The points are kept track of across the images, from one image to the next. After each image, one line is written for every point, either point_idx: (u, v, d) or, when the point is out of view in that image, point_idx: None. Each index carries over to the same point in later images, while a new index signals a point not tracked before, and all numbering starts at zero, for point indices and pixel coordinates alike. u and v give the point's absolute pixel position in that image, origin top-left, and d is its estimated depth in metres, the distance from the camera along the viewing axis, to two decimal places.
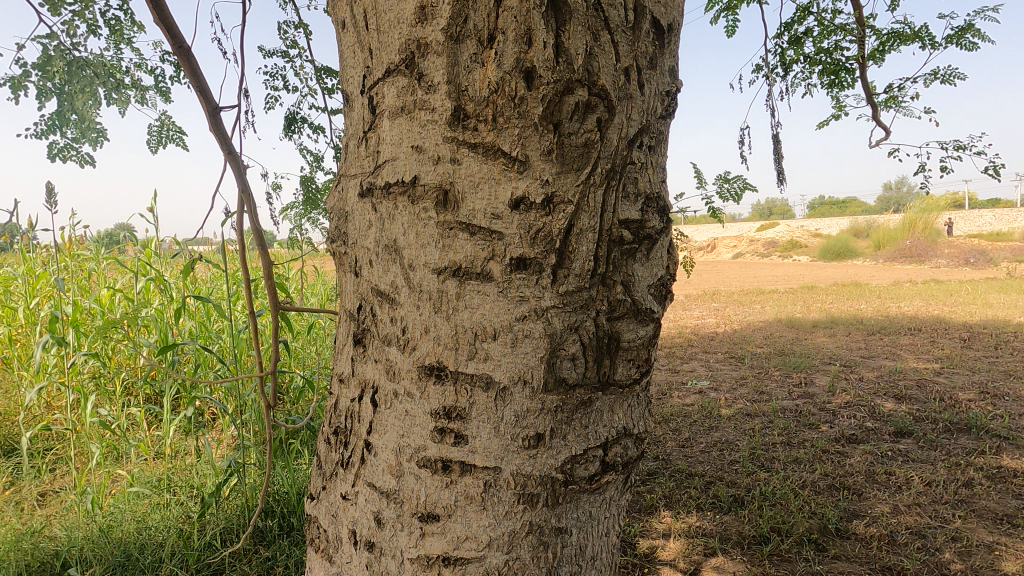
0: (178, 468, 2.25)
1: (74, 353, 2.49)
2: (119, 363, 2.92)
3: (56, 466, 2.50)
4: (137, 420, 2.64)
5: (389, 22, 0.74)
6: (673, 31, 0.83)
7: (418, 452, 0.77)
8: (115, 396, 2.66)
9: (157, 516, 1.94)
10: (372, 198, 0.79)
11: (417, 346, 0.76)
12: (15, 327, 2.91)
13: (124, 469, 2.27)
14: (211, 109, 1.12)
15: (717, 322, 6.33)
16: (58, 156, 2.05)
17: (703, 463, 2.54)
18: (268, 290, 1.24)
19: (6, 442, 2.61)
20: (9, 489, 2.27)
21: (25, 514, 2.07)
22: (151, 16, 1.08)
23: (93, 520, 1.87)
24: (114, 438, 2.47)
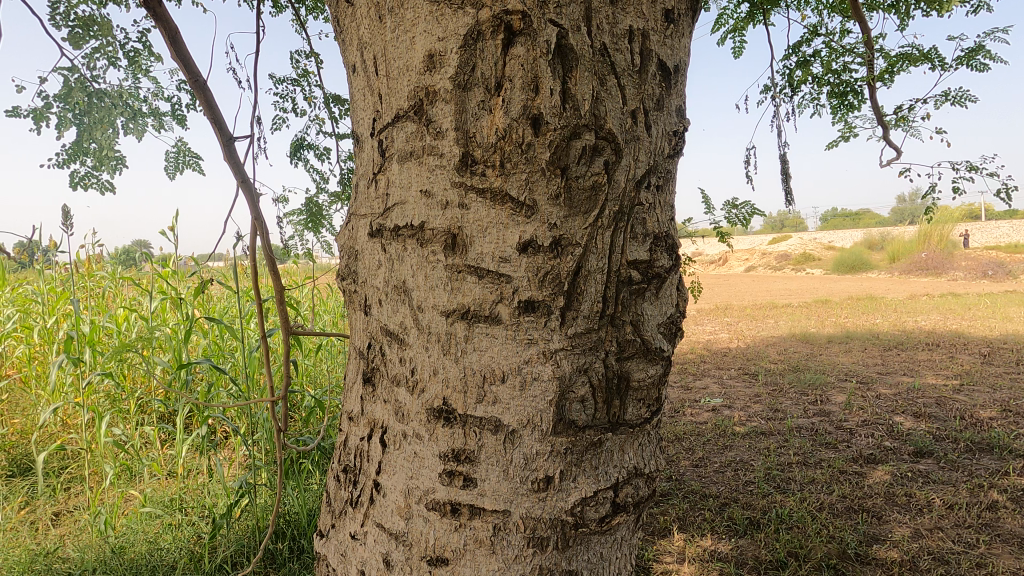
0: (190, 489, 2.26)
1: (91, 371, 2.54)
2: (135, 381, 2.95)
3: (70, 485, 2.52)
4: (150, 439, 2.66)
5: (398, 70, 0.75)
6: (680, 71, 0.83)
7: (428, 495, 0.76)
8: (130, 415, 2.67)
9: (170, 538, 1.94)
10: (381, 239, 0.80)
11: (426, 388, 0.76)
12: (34, 345, 2.96)
13: (138, 489, 2.29)
14: (226, 140, 1.15)
15: (729, 337, 6.26)
16: (80, 184, 2.11)
17: (717, 484, 2.50)
18: (279, 316, 1.24)
19: (22, 461, 2.64)
20: (24, 509, 2.29)
21: (39, 534, 2.08)
22: (168, 51, 1.11)
23: (104, 540, 1.88)
24: (128, 457, 2.49)
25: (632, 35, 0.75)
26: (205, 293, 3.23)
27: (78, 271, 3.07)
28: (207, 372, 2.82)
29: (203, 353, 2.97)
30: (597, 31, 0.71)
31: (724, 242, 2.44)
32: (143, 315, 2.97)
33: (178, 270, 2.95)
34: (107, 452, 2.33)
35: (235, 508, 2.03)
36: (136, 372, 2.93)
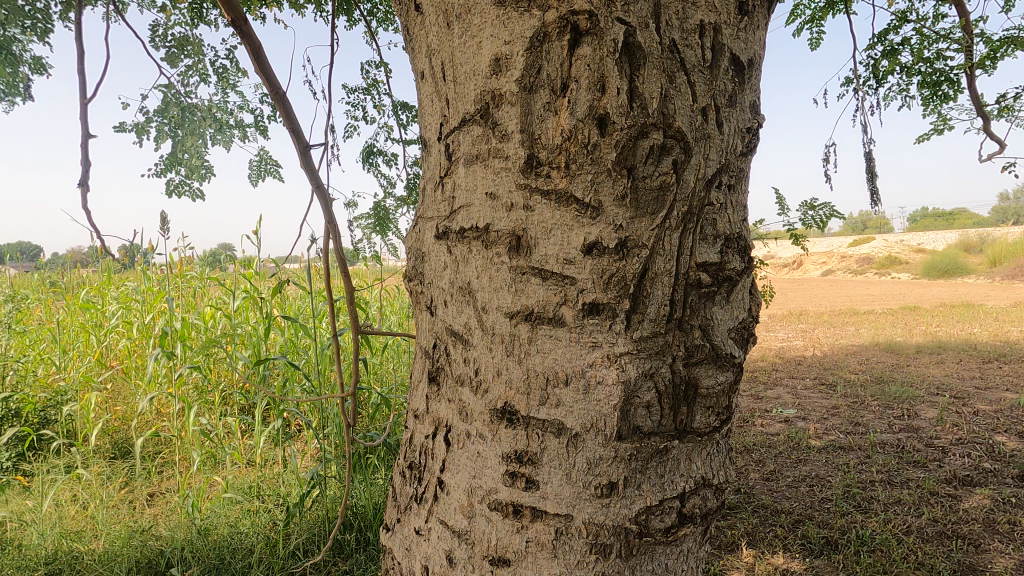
0: (267, 477, 2.40)
1: (183, 365, 2.75)
2: (219, 375, 3.17)
3: (163, 468, 2.74)
4: (232, 429, 2.84)
5: (465, 75, 0.76)
6: (754, 65, 0.80)
7: (490, 495, 0.77)
8: (214, 406, 2.87)
9: (248, 523, 2.07)
10: (447, 240, 0.81)
11: (490, 388, 0.76)
12: (134, 340, 3.24)
13: (221, 475, 2.45)
14: (303, 148, 1.21)
15: (804, 345, 5.93)
16: (174, 192, 2.29)
17: (790, 499, 2.37)
18: (349, 316, 1.30)
19: (123, 445, 2.90)
20: (125, 489, 2.52)
21: (137, 512, 2.28)
22: (252, 65, 1.19)
23: (192, 521, 2.03)
24: (213, 445, 2.67)
25: (703, 30, 0.72)
26: (282, 293, 3.43)
27: (172, 272, 3.33)
28: (283, 368, 2.99)
29: (279, 350, 3.16)
30: (666, 27, 0.69)
31: (799, 244, 2.31)
32: (228, 314, 3.19)
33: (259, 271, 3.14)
34: (194, 439, 2.52)
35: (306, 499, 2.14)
36: (221, 366, 3.14)
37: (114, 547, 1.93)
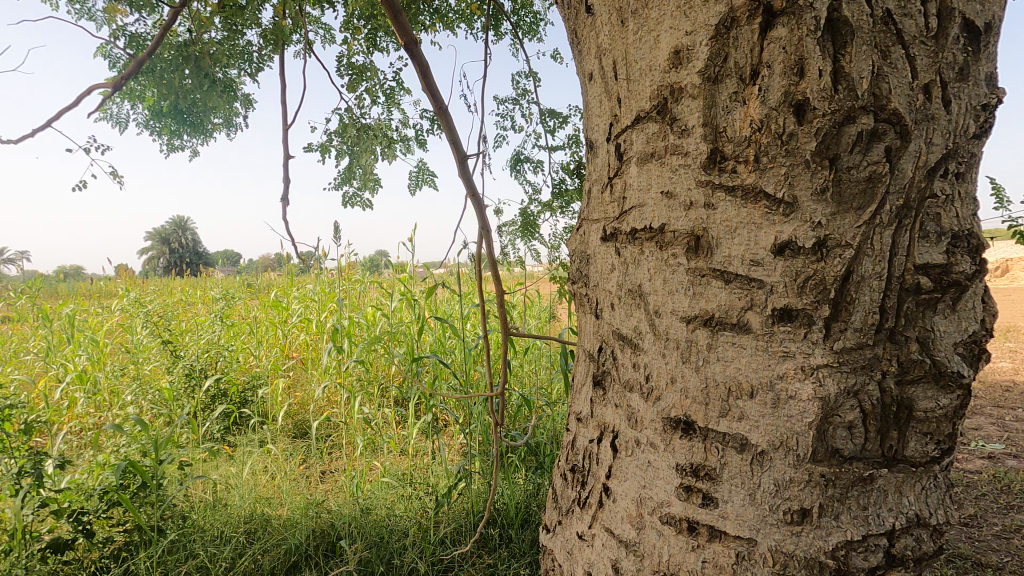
0: (418, 467, 2.58)
1: (350, 359, 3.09)
2: (378, 369, 3.49)
3: (332, 449, 3.07)
4: (388, 419, 3.11)
5: (639, 72, 0.74)
6: (993, 31, 0.67)
7: (662, 508, 0.74)
8: (374, 397, 3.17)
9: (403, 507, 2.23)
10: (616, 242, 0.80)
11: (662, 396, 0.73)
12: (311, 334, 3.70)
13: (380, 460, 2.69)
14: (461, 156, 1.28)
15: (1014, 368, 4.92)
16: (349, 202, 2.57)
17: (1000, 553, 1.97)
18: (498, 316, 1.36)
19: (301, 426, 3.32)
20: (303, 464, 2.87)
21: (312, 486, 2.58)
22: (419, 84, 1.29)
23: (357, 500, 2.25)
24: (373, 433, 2.94)
25: None
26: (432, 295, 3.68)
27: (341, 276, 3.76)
28: (433, 365, 3.20)
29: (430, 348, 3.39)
30: None
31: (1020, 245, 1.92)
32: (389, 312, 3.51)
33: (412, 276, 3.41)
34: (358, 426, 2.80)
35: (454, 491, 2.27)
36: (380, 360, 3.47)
37: (294, 515, 2.21)
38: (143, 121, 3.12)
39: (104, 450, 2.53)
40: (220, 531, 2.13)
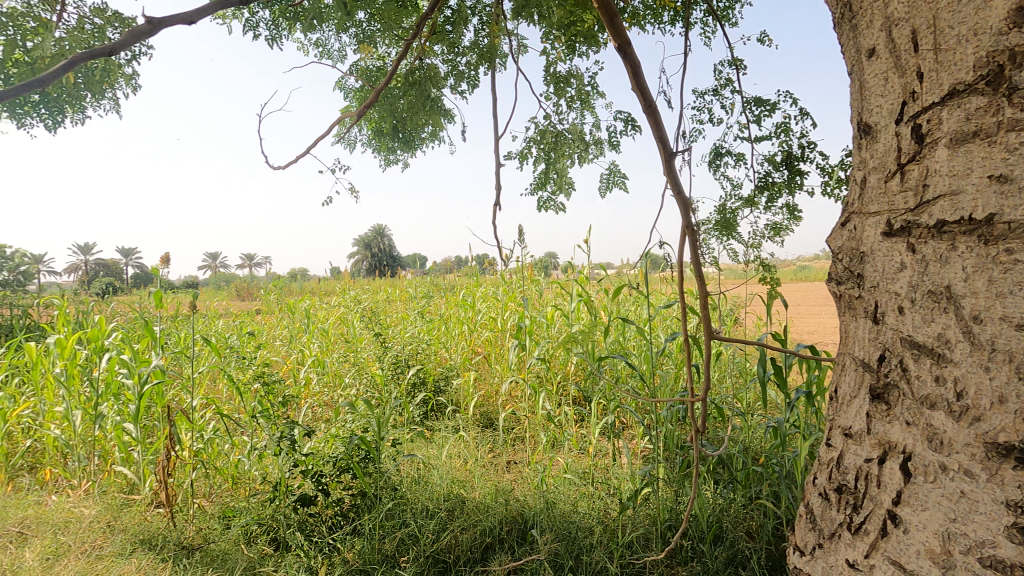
0: (597, 468, 3.15)
1: (531, 359, 3.43)
2: (558, 371, 4.04)
3: (517, 441, 3.75)
4: (566, 419, 3.58)
5: (952, 60, 0.86)
6: None
7: (978, 546, 0.79)
8: (553, 397, 3.69)
9: (584, 505, 2.80)
10: (913, 237, 0.90)
11: (984, 417, 0.79)
12: (502, 339, 4.38)
13: (561, 458, 3.28)
14: (669, 153, 1.29)
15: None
16: (545, 206, 2.72)
17: None
18: (704, 324, 1.28)
19: (487, 418, 3.99)
20: (494, 452, 3.53)
21: (501, 474, 3.22)
22: (632, 83, 1.36)
23: (540, 493, 2.83)
24: (556, 432, 3.51)
25: None
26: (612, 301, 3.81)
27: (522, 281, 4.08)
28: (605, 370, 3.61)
29: (609, 356, 3.74)
30: None
31: None
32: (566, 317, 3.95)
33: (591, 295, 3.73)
34: (543, 425, 3.39)
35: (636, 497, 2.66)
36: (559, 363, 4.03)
37: (486, 500, 2.80)
38: (373, 142, 3.73)
39: (335, 423, 3.05)
40: (427, 506, 2.72)
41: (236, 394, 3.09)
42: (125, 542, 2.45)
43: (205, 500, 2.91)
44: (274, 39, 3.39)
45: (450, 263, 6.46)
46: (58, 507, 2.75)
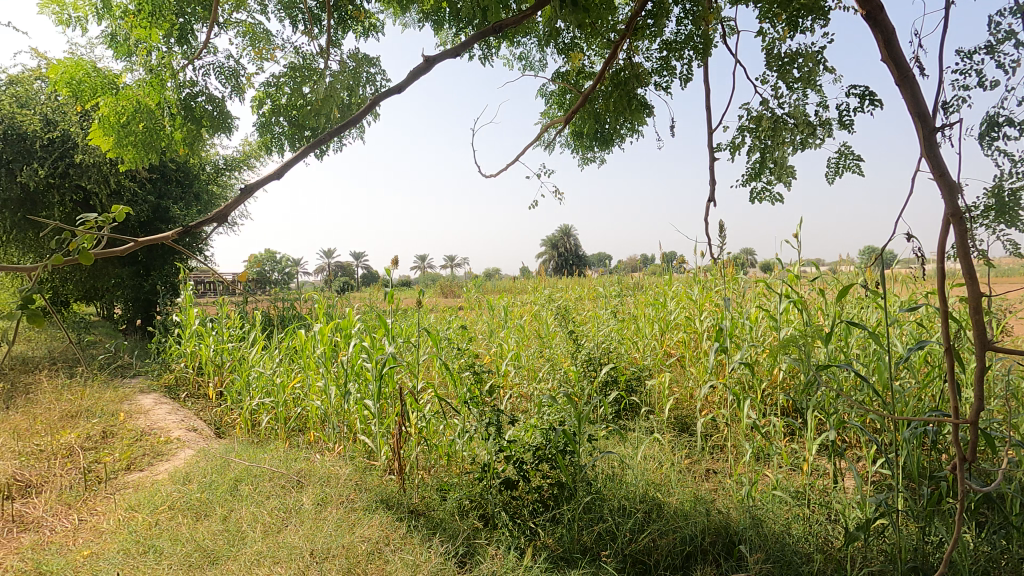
0: (815, 488, 2.85)
1: (733, 364, 3.14)
2: (764, 376, 3.69)
3: (716, 449, 3.58)
4: (776, 431, 3.26)
5: None
6: None
7: None
8: (760, 405, 3.38)
9: (800, 526, 2.58)
10: None
11: None
12: (697, 340, 4.13)
13: (771, 471, 3.02)
14: (928, 133, 1.13)
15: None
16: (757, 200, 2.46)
17: None
18: (972, 334, 1.09)
19: (682, 422, 3.88)
20: (691, 459, 3.42)
21: (699, 483, 3.10)
22: (882, 57, 1.22)
23: (746, 507, 2.67)
24: (763, 444, 3.18)
25: None
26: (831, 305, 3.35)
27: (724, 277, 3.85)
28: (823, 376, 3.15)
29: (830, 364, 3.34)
30: None
31: None
32: (773, 320, 3.50)
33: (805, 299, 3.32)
34: (748, 433, 3.12)
35: (869, 529, 2.30)
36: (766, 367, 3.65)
37: (686, 506, 2.73)
38: (575, 145, 3.89)
39: (534, 414, 3.16)
40: (623, 504, 2.74)
41: (451, 380, 3.46)
42: (370, 499, 2.90)
43: (427, 473, 3.29)
44: (485, 58, 3.71)
45: (637, 262, 6.38)
46: (320, 464, 3.35)
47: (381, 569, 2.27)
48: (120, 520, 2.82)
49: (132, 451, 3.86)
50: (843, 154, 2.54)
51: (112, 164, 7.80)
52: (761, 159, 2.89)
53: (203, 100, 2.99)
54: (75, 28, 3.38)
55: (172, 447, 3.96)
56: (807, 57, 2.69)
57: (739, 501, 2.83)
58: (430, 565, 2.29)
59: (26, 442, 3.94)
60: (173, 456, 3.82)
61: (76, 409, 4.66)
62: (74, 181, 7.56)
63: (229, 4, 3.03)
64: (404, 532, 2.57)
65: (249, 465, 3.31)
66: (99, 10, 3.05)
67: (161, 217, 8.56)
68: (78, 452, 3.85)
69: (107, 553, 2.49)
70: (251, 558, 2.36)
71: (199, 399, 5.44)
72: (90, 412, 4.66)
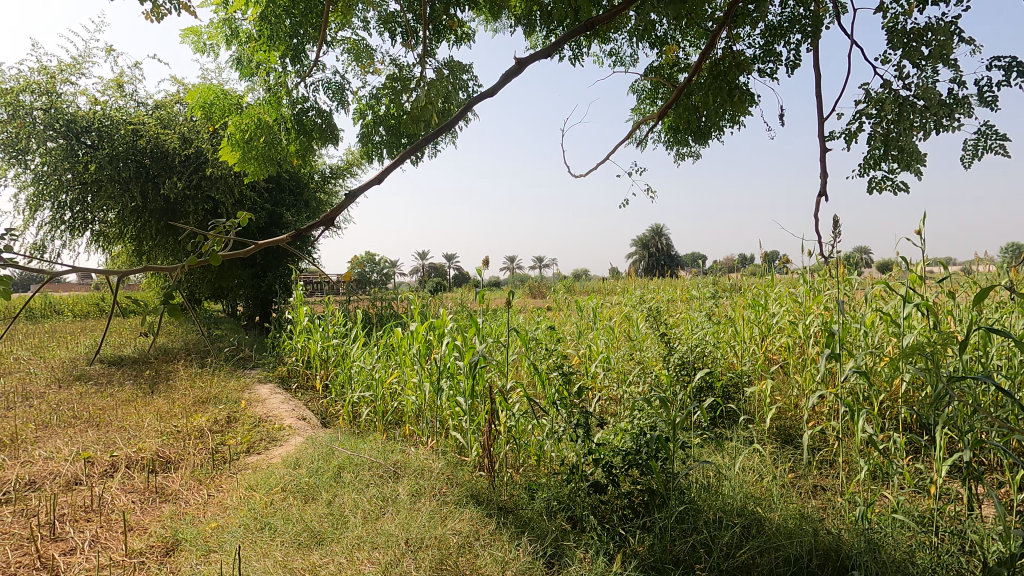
0: (945, 515, 2.55)
1: (846, 372, 2.86)
2: (882, 387, 3.37)
3: (824, 465, 3.31)
4: (896, 448, 2.96)
5: None
6: None
7: None
8: (877, 418, 3.09)
9: (925, 557, 2.31)
10: None
11: None
12: (803, 346, 3.85)
13: (889, 493, 2.74)
14: None
15: None
16: None
17: None
18: None
19: (785, 433, 3.62)
20: (796, 474, 3.19)
21: (805, 500, 2.87)
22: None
23: (860, 530, 2.44)
24: (881, 461, 2.90)
25: None
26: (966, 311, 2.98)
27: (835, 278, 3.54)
28: (956, 389, 2.80)
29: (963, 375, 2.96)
30: None
31: None
32: (894, 326, 3.15)
33: (935, 301, 2.97)
34: (863, 449, 2.85)
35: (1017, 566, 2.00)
36: (885, 377, 3.30)
37: (790, 525, 2.54)
38: (669, 141, 3.77)
39: (624, 418, 3.08)
40: (719, 517, 2.60)
41: (539, 380, 3.46)
42: (461, 493, 2.98)
43: (516, 471, 3.34)
44: (576, 57, 3.70)
45: (735, 263, 6.03)
46: (414, 458, 3.49)
47: (471, 564, 2.33)
48: (241, 498, 3.13)
49: (251, 436, 4.25)
50: (984, 136, 2.28)
51: (236, 176, 8.65)
52: (883, 147, 2.65)
53: (313, 114, 3.23)
54: (208, 55, 3.78)
55: (285, 434, 4.31)
56: (938, 31, 2.42)
57: (851, 522, 2.60)
58: (519, 564, 2.30)
59: (167, 423, 4.47)
60: (285, 442, 4.16)
61: (207, 395, 5.22)
62: (205, 192, 8.48)
63: (337, 23, 3.25)
64: (494, 529, 2.62)
65: (351, 454, 3.52)
66: (228, 37, 3.39)
67: (276, 224, 9.38)
68: (207, 434, 4.30)
69: (231, 526, 2.77)
70: (352, 542, 2.51)
71: (308, 390, 5.88)
72: (218, 399, 5.20)
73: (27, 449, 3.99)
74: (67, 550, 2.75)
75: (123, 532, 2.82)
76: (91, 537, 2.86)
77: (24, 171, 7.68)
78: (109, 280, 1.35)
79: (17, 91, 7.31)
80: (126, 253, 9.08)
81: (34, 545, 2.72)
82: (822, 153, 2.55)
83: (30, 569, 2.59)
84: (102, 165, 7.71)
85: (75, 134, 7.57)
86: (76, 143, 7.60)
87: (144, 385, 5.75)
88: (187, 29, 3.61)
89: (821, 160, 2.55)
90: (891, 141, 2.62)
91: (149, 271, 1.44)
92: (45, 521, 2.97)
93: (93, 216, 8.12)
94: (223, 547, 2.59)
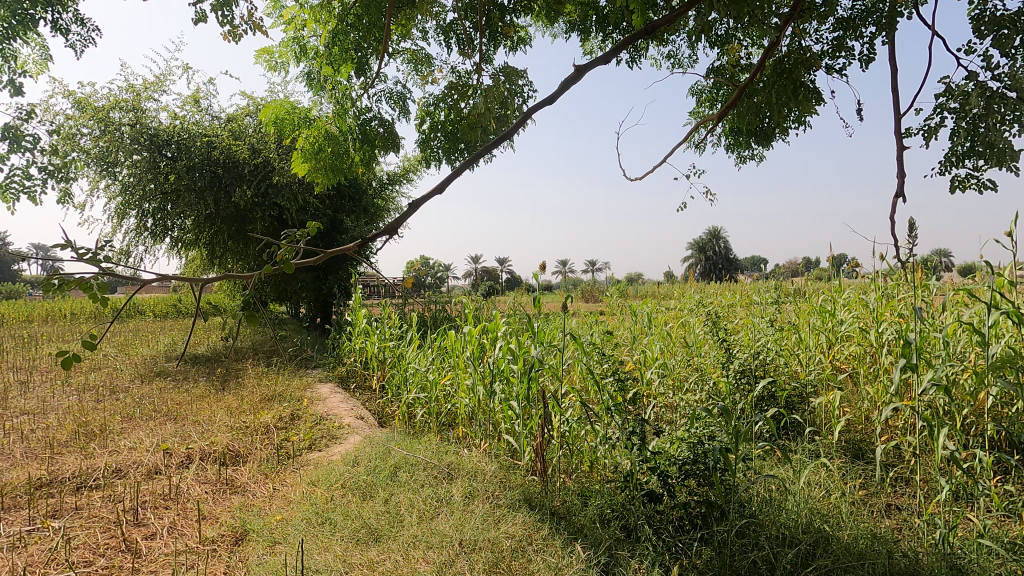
0: None
1: (924, 384, 2.67)
2: (966, 401, 3.12)
3: (898, 482, 3.10)
4: (980, 467, 2.75)
5: None
6: None
7: None
8: (958, 434, 2.88)
9: None
10: None
11: None
12: (875, 356, 3.63)
13: (974, 516, 2.55)
14: None
15: None
16: None
17: None
18: None
19: (856, 447, 3.43)
20: (867, 490, 3.01)
21: (878, 519, 2.71)
22: None
23: (941, 554, 2.28)
24: (964, 481, 2.69)
25: None
26: None
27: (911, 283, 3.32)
28: None
29: None
30: None
31: None
32: (978, 335, 2.91)
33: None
34: (942, 468, 2.66)
35: None
36: (968, 390, 3.07)
37: (860, 545, 2.40)
38: (730, 142, 3.67)
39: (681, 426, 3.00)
40: (783, 533, 2.48)
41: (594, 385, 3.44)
42: (514, 497, 2.98)
43: (568, 477, 3.31)
44: (632, 60, 3.65)
45: (800, 266, 5.75)
46: (468, 459, 3.53)
47: (524, 568, 2.33)
48: (304, 492, 3.26)
49: (313, 433, 4.43)
50: None
51: (301, 184, 9.04)
52: (969, 143, 2.48)
53: (376, 123, 3.35)
54: (279, 72, 3.97)
55: (344, 432, 4.46)
56: None
57: (931, 546, 2.42)
58: (573, 569, 2.29)
59: (236, 419, 4.72)
60: (344, 441, 4.29)
61: (272, 393, 5.47)
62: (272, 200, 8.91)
63: (397, 35, 3.35)
64: (547, 534, 2.60)
65: (406, 453, 3.60)
66: (297, 53, 3.55)
67: (337, 229, 9.75)
68: (273, 430, 4.51)
69: (294, 520, 2.89)
70: (409, 540, 2.56)
71: (365, 390, 6.07)
72: (283, 397, 5.45)
73: (113, 439, 4.31)
74: (149, 535, 2.95)
75: (198, 521, 3.00)
76: (170, 524, 3.06)
77: (114, 182, 8.34)
78: (192, 286, 1.44)
79: (107, 108, 7.97)
80: (200, 258, 9.65)
81: (120, 528, 2.95)
82: (900, 151, 2.40)
83: (117, 551, 2.80)
84: (181, 175, 8.26)
85: (157, 147, 8.17)
86: (158, 154, 8.18)
87: (216, 382, 6.10)
88: (261, 49, 3.80)
89: (897, 159, 2.40)
90: (978, 136, 2.44)
91: (227, 278, 1.51)
92: (129, 507, 3.20)
93: (172, 223, 8.71)
94: (287, 539, 2.71)
